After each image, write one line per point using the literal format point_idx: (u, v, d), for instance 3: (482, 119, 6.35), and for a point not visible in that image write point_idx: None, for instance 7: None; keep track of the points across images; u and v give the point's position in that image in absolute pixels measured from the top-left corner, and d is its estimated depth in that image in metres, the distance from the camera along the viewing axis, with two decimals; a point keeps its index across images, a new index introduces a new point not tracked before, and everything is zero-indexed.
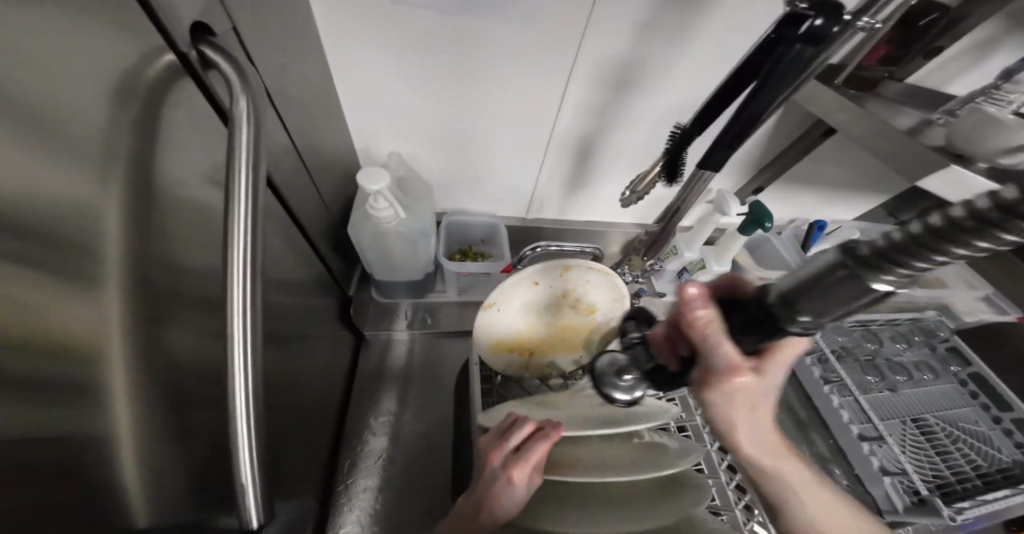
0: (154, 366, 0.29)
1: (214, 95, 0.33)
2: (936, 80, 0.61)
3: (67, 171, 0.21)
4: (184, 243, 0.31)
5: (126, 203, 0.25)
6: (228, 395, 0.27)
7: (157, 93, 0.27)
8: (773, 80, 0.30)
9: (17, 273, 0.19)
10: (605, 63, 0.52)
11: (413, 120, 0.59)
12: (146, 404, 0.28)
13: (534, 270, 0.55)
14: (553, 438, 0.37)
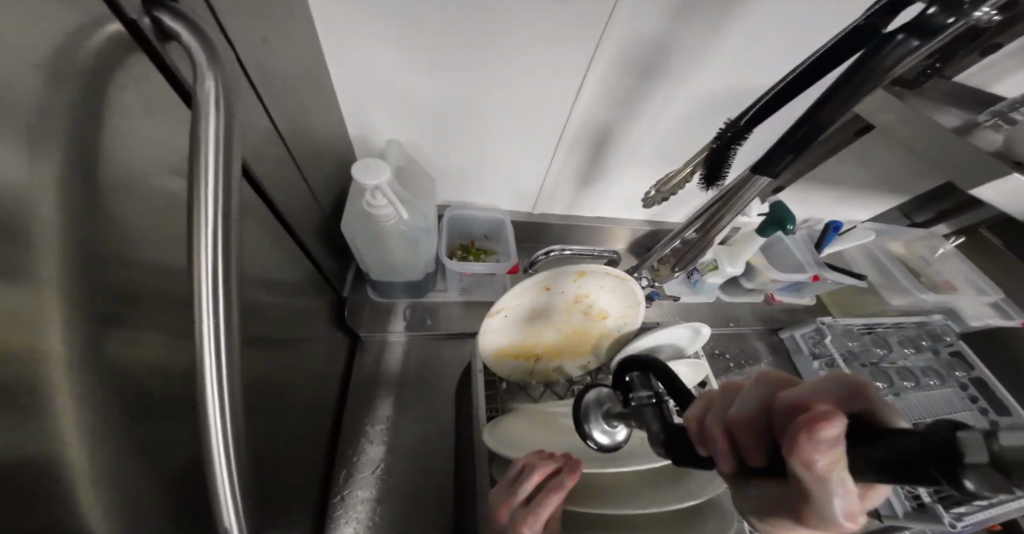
0: (115, 407, 0.23)
1: (176, 74, 0.27)
2: (980, 78, 0.57)
3: None
4: (146, 254, 0.26)
5: (64, 211, 0.20)
6: (204, 447, 0.22)
7: (102, 72, 0.22)
8: (863, 71, 0.27)
9: None
10: (631, 48, 0.47)
11: (414, 106, 0.54)
12: (105, 454, 0.23)
13: (549, 274, 0.51)
14: (566, 486, 0.31)
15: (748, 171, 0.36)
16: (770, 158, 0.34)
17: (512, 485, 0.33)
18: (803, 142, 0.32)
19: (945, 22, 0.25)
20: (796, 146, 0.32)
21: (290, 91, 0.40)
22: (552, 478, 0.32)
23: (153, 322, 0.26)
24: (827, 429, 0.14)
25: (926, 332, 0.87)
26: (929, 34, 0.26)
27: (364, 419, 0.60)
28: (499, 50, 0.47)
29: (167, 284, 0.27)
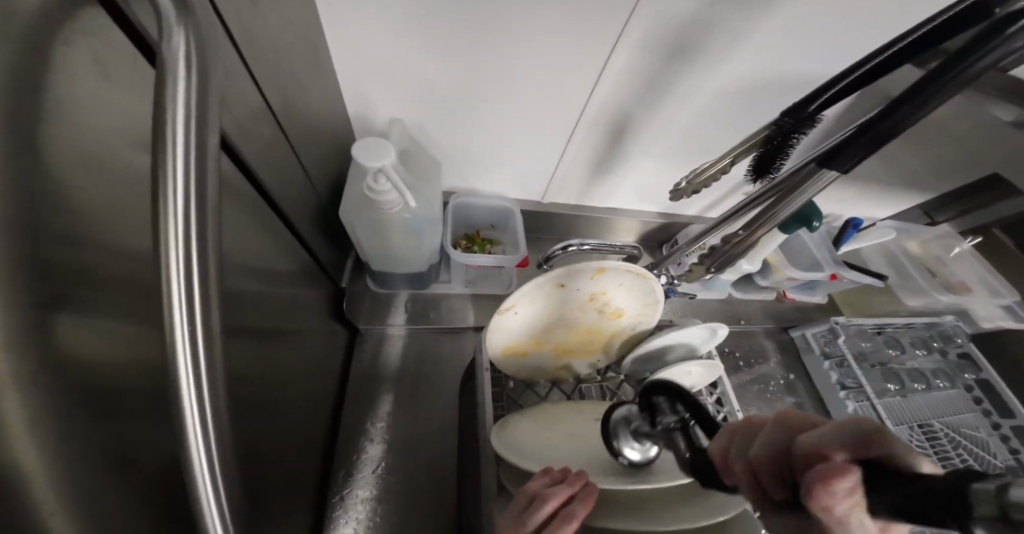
0: (89, 427, 0.20)
1: (138, 28, 0.23)
2: None
3: None
4: (111, 245, 0.22)
5: (6, 195, 0.16)
6: (188, 475, 0.19)
7: (47, 25, 0.18)
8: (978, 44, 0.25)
9: None
10: (664, 23, 0.42)
11: (421, 82, 0.49)
12: (80, 481, 0.20)
13: (565, 270, 0.48)
14: (580, 514, 0.28)
15: (810, 163, 0.33)
16: (843, 149, 0.31)
17: (518, 513, 0.30)
18: (884, 136, 0.29)
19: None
20: (876, 138, 0.30)
21: (282, 61, 0.36)
22: (564, 504, 0.29)
23: (122, 324, 0.22)
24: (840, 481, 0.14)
25: (937, 333, 0.86)
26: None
27: (364, 416, 0.57)
28: (518, 22, 0.42)
29: (137, 278, 0.23)
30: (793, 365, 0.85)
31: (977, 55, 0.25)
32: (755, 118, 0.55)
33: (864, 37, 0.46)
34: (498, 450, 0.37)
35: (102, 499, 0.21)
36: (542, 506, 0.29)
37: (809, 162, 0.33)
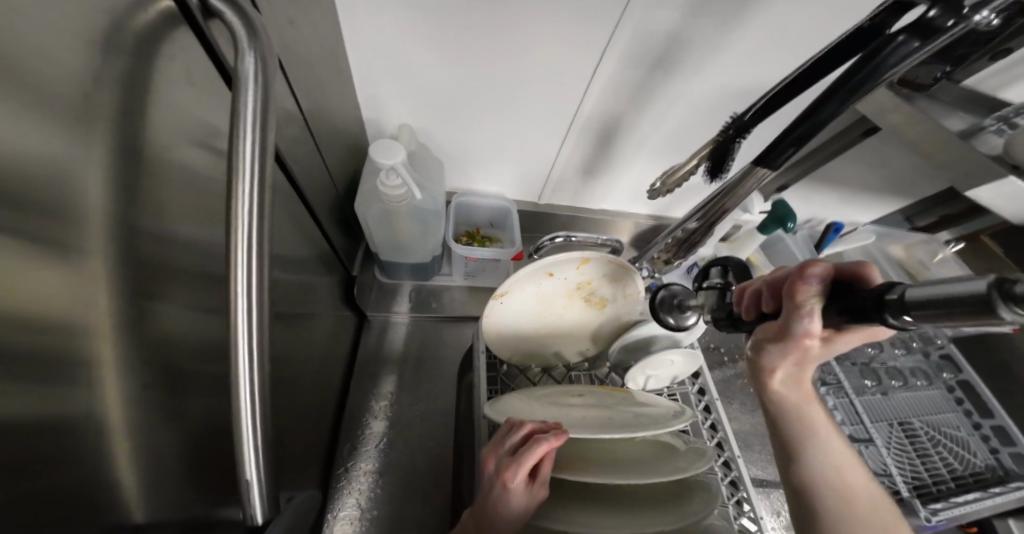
0: (158, 357, 0.26)
1: (215, 52, 0.30)
2: (992, 85, 0.55)
3: (50, 139, 0.19)
4: (181, 220, 0.28)
5: (120, 175, 0.22)
6: (232, 395, 0.26)
7: (152, 44, 0.24)
8: (868, 70, 0.29)
9: (11, 256, 0.17)
10: (647, 40, 0.47)
11: (431, 90, 0.54)
12: (149, 397, 0.26)
13: (553, 262, 0.55)
14: (549, 443, 0.32)
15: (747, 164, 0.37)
16: (772, 151, 0.35)
17: (502, 440, 0.36)
18: (805, 136, 0.33)
19: (946, 24, 0.26)
20: (795, 138, 0.34)
21: (311, 72, 0.41)
22: (540, 434, 0.34)
23: (183, 282, 0.28)
24: (813, 268, 0.26)
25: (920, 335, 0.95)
26: (929, 36, 0.27)
27: (368, 396, 0.62)
28: (518, 39, 0.48)
29: (199, 248, 0.30)
30: None
31: (867, 71, 0.28)
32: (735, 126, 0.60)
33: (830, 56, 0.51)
34: (487, 414, 0.43)
35: (163, 414, 0.27)
36: (521, 431, 0.34)
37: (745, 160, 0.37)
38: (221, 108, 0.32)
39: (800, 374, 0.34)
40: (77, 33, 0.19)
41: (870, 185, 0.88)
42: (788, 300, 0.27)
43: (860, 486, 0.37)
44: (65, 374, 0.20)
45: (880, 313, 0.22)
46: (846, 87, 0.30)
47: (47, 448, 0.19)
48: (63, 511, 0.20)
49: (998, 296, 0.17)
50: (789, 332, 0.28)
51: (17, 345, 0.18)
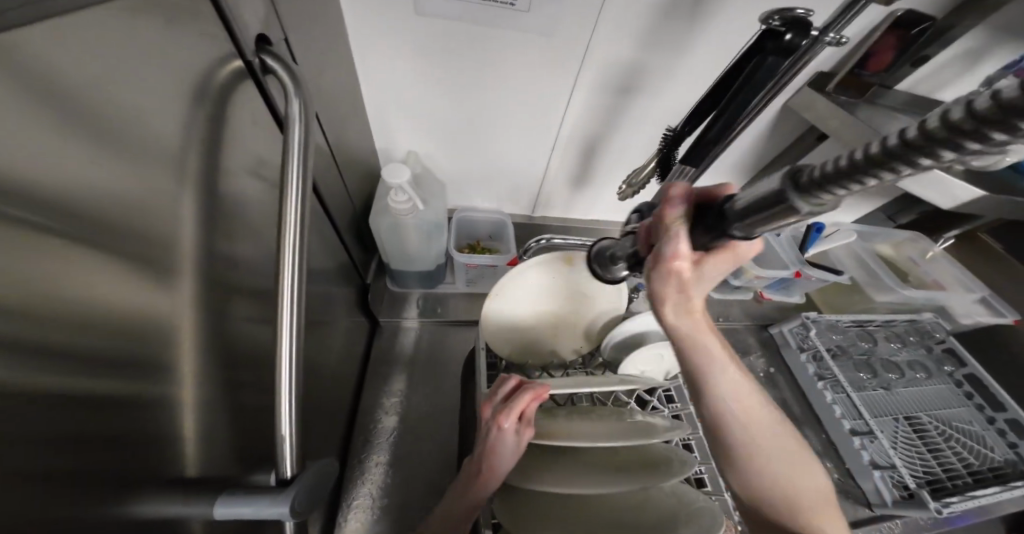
0: (210, 329, 0.34)
1: (267, 95, 0.40)
2: (927, 88, 0.62)
3: (159, 177, 0.27)
4: (230, 225, 0.36)
5: (194, 192, 0.31)
6: (275, 364, 0.34)
7: (224, 94, 0.33)
8: (751, 85, 0.35)
9: (128, 267, 0.25)
10: (608, 69, 0.55)
11: (432, 121, 0.63)
12: (202, 361, 0.33)
13: (539, 262, 0.63)
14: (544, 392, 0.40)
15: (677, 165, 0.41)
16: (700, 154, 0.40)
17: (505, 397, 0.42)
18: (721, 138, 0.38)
19: (800, 44, 0.33)
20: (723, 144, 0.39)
21: (333, 112, 0.50)
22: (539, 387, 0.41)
23: (229, 274, 0.37)
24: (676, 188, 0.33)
25: (916, 330, 0.95)
26: (791, 53, 0.33)
27: (379, 393, 0.68)
28: (504, 77, 0.57)
29: (240, 248, 0.38)
30: (774, 357, 0.93)
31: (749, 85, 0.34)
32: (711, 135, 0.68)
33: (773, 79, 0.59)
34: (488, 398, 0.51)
35: (209, 378, 0.34)
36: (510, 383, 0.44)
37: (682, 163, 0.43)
38: (263, 139, 0.41)
39: (690, 308, 0.38)
40: (176, 90, 0.28)
41: None
42: (660, 223, 0.34)
43: (756, 414, 0.42)
44: (160, 332, 0.28)
45: (723, 226, 0.28)
46: (740, 95, 0.35)
47: (146, 387, 0.27)
48: (149, 436, 0.28)
49: (958, 123, 0.14)
50: (661, 256, 0.34)
51: (77, 332, 0.22)
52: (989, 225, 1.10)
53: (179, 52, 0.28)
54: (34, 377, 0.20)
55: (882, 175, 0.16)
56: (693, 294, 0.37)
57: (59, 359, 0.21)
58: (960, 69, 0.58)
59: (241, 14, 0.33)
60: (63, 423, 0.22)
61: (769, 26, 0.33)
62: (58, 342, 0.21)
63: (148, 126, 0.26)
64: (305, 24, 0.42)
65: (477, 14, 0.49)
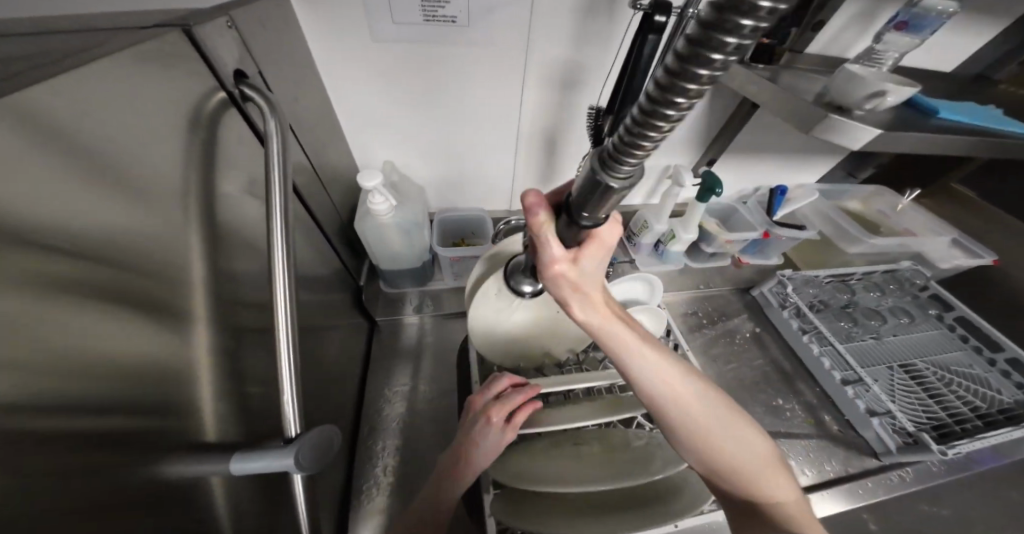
0: (214, 314, 0.40)
1: (250, 120, 0.47)
2: (838, 49, 0.70)
3: (167, 188, 0.35)
4: (227, 228, 0.43)
5: (197, 199, 0.38)
6: (274, 336, 0.41)
7: (212, 119, 0.41)
8: (642, 60, 0.43)
9: (151, 261, 0.33)
10: (548, 68, 0.63)
11: (403, 133, 0.71)
12: (210, 338, 0.39)
13: (510, 244, 0.68)
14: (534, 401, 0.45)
15: (604, 135, 0.51)
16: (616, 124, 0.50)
17: (495, 394, 0.49)
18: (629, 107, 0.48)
19: (662, 21, 0.40)
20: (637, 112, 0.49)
21: (311, 130, 0.58)
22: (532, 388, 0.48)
23: (230, 269, 0.43)
24: (528, 197, 0.38)
25: (896, 278, 0.97)
26: (660, 30, 0.41)
27: (382, 385, 0.73)
28: (460, 88, 0.65)
29: (238, 248, 0.45)
30: (759, 319, 0.96)
31: (639, 61, 0.43)
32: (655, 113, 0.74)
33: None
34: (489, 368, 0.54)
35: (216, 356, 0.40)
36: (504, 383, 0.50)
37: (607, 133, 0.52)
38: (251, 156, 0.49)
39: (591, 300, 0.43)
40: (175, 118, 0.36)
41: (814, 151, 0.97)
42: (531, 231, 0.39)
43: (680, 387, 0.45)
44: (175, 309, 0.35)
45: (575, 214, 0.34)
46: (634, 70, 0.44)
47: (165, 353, 0.34)
48: (169, 393, 0.34)
49: (702, 34, 0.19)
50: (542, 262, 0.40)
51: (108, 302, 0.29)
52: (959, 174, 1.13)
53: (172, 89, 0.36)
54: (69, 335, 0.26)
55: (682, 92, 0.21)
56: (587, 288, 0.42)
57: (94, 323, 0.28)
58: (858, 28, 0.67)
59: (218, 54, 0.41)
60: (105, 374, 0.28)
61: (642, 10, 0.40)
62: (94, 308, 0.28)
63: (156, 148, 0.34)
64: (276, 59, 0.50)
65: (426, 37, 0.58)
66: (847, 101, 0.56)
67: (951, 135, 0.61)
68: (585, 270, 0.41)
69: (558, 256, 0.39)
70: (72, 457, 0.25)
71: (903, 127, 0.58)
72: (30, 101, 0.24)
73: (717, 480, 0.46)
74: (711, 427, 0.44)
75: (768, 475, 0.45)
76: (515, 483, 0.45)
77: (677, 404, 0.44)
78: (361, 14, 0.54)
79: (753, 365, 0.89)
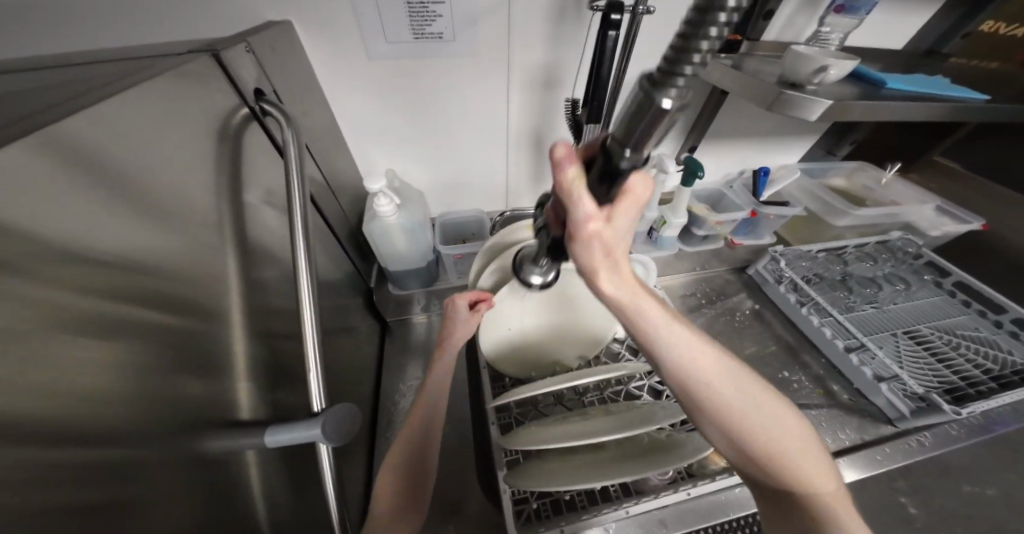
0: (241, 302, 0.45)
1: (269, 133, 0.54)
2: (791, 35, 0.76)
3: (201, 190, 0.40)
4: (250, 229, 0.49)
5: (225, 201, 0.44)
6: (298, 319, 0.46)
7: (237, 132, 0.47)
8: (606, 53, 0.48)
9: (191, 252, 0.38)
10: (531, 70, 0.70)
11: (404, 143, 0.78)
12: (238, 323, 0.44)
13: (506, 233, 0.74)
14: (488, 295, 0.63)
15: (585, 124, 0.57)
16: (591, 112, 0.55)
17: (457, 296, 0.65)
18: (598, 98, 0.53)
19: (615, 19, 0.46)
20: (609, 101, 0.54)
21: (321, 142, 0.65)
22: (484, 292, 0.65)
23: (253, 264, 0.48)
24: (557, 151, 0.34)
25: (888, 248, 1.00)
26: (618, 26, 0.46)
27: (397, 381, 0.76)
28: (451, 96, 0.71)
29: (261, 246, 0.51)
30: (758, 296, 0.99)
31: (604, 55, 0.48)
32: None
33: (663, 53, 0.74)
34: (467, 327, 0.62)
35: (244, 340, 0.45)
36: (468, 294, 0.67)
37: (584, 122, 0.57)
38: (269, 165, 0.55)
39: (620, 269, 0.41)
40: (206, 131, 0.42)
41: (791, 134, 1.02)
42: (561, 190, 0.36)
43: (714, 364, 0.44)
44: (209, 294, 0.40)
45: (615, 160, 0.33)
46: (600, 63, 0.50)
47: (201, 331, 0.38)
48: (203, 368, 0.38)
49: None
50: (573, 223, 0.37)
51: (158, 280, 0.34)
52: (939, 146, 1.17)
53: (203, 106, 0.42)
54: (126, 304, 0.31)
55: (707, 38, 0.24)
56: (617, 253, 0.40)
57: (149, 298, 0.33)
58: (806, 15, 0.73)
59: (240, 78, 0.48)
60: (155, 342, 0.33)
61: (600, 12, 0.46)
62: (146, 283, 0.33)
63: (192, 158, 0.39)
64: (288, 81, 0.57)
65: (418, 54, 0.65)
66: (796, 78, 0.61)
67: (904, 104, 0.64)
68: (616, 230, 0.38)
69: (594, 213, 0.36)
70: (97, 440, 0.28)
71: (860, 97, 0.62)
72: (92, 117, 0.30)
73: (751, 465, 0.45)
74: (748, 409, 0.43)
75: (804, 460, 0.44)
76: (514, 444, 0.50)
77: (709, 384, 0.43)
78: (357, 35, 0.61)
79: (756, 341, 0.91)
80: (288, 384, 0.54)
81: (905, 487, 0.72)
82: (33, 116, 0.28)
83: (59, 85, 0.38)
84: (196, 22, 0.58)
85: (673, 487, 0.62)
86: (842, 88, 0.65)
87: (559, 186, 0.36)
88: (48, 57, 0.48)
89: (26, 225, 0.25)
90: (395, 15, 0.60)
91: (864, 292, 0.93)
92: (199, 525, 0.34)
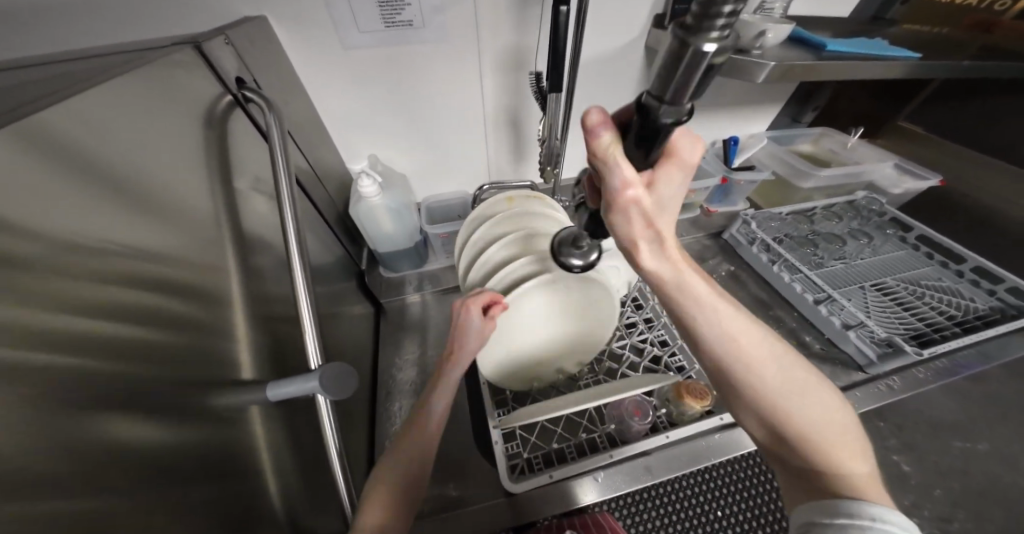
0: (238, 277, 0.49)
1: (253, 120, 0.57)
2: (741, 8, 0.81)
3: (193, 175, 0.44)
4: (241, 211, 0.52)
5: (217, 186, 0.47)
6: (293, 288, 0.49)
7: (222, 119, 0.50)
8: (559, 24, 0.52)
9: (189, 231, 0.41)
10: (500, 52, 0.73)
11: (383, 130, 0.81)
12: (236, 297, 0.47)
13: (488, 204, 0.77)
14: (501, 298, 0.62)
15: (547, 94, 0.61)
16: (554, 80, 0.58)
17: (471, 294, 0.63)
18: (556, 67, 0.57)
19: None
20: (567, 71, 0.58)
21: (304, 131, 0.68)
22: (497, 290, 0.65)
23: (247, 243, 0.52)
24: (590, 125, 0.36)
25: (855, 207, 1.05)
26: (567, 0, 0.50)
27: (394, 356, 0.81)
28: (424, 82, 0.74)
29: (253, 228, 0.54)
30: (734, 259, 1.04)
31: (558, 26, 0.52)
32: (597, 82, 0.86)
33: (622, 31, 0.79)
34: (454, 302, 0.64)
35: (242, 312, 0.48)
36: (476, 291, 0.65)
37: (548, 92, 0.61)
38: (255, 152, 0.58)
39: (659, 241, 0.43)
40: (195, 120, 0.45)
41: (756, 104, 1.07)
42: (595, 159, 0.38)
43: (750, 340, 0.47)
44: (207, 267, 0.43)
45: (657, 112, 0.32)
46: (555, 34, 0.53)
47: (204, 302, 0.42)
48: (206, 335, 0.41)
49: None
50: (612, 193, 0.39)
51: (163, 256, 0.37)
52: (899, 111, 1.22)
53: (188, 95, 0.45)
54: (139, 275, 0.34)
55: None
56: (658, 224, 0.42)
57: (157, 271, 0.36)
58: None
59: (221, 68, 0.51)
60: (167, 308, 0.36)
61: None
62: (153, 257, 0.36)
63: (182, 146, 0.43)
64: (266, 72, 0.60)
65: (391, 41, 0.68)
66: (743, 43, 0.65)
67: (843, 65, 0.69)
68: (655, 193, 0.39)
69: (630, 180, 0.37)
70: (115, 405, 0.30)
71: (800, 59, 0.66)
72: (85, 110, 0.33)
73: (781, 444, 0.48)
74: (784, 388, 0.46)
75: (845, 445, 0.46)
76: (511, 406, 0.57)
77: (744, 361, 0.47)
78: (331, 30, 0.65)
79: (733, 300, 0.97)
80: (290, 356, 0.58)
81: (896, 445, 0.74)
82: (21, 112, 0.30)
83: (51, 80, 0.41)
84: (178, 21, 0.61)
85: (654, 430, 0.67)
86: (785, 51, 0.69)
87: (593, 154, 0.37)
88: (39, 58, 0.51)
89: (33, 208, 0.27)
90: (365, 6, 0.63)
91: (831, 248, 0.98)
92: (210, 472, 0.37)
